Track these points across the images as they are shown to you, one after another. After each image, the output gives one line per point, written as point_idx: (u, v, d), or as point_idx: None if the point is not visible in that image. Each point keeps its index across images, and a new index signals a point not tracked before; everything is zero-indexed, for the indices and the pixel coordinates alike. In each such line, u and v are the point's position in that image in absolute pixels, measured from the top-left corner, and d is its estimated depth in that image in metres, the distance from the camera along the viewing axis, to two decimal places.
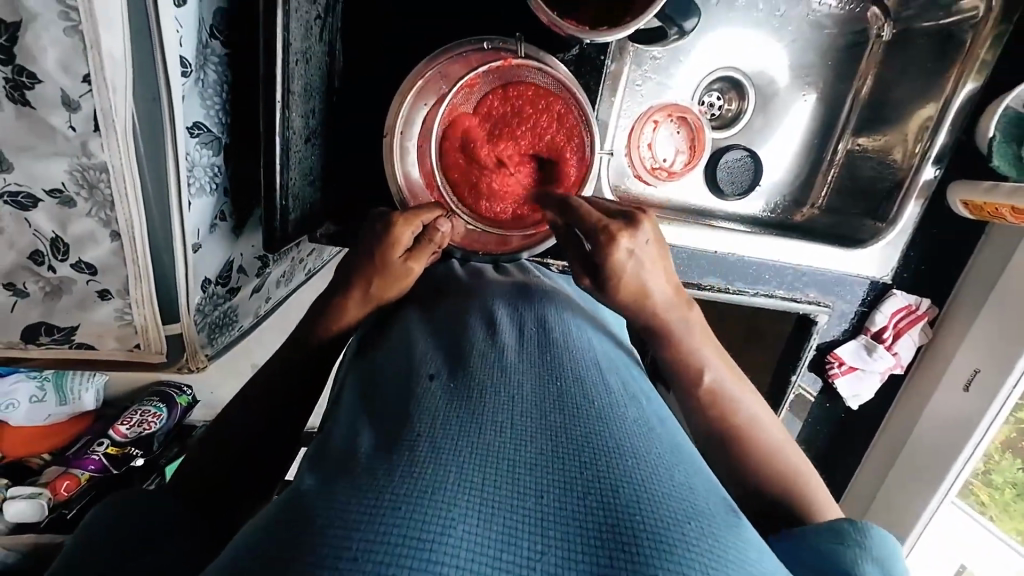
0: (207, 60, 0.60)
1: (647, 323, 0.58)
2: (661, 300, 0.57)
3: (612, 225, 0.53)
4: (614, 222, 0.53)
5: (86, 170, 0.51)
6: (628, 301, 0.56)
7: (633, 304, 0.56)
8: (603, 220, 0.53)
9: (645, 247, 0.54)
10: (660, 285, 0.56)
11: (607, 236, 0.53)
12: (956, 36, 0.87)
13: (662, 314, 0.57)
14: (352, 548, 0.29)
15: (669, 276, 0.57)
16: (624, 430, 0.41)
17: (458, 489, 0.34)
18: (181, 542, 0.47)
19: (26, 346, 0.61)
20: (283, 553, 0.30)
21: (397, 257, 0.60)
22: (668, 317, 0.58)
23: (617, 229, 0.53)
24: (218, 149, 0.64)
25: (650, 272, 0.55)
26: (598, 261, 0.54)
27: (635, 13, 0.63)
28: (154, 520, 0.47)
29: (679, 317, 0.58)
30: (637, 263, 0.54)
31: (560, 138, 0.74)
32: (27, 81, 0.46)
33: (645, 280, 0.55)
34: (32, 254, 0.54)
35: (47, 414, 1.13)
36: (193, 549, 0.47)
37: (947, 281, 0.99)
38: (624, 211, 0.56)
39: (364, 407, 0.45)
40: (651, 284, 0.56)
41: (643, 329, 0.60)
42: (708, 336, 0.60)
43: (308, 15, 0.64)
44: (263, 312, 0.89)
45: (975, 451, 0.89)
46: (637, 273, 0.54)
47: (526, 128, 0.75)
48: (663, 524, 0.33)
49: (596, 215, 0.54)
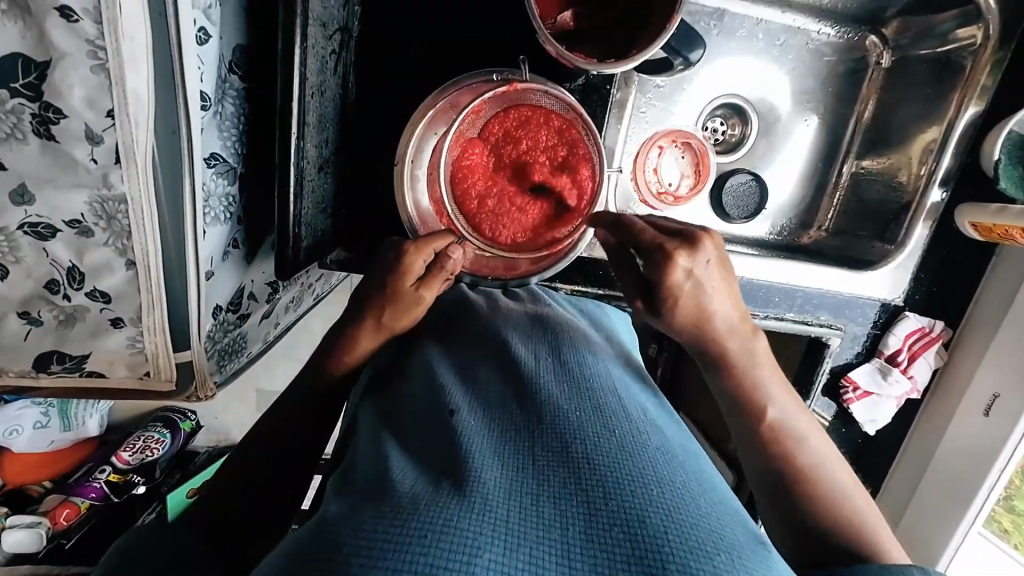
0: (225, 93, 0.62)
1: (702, 342, 0.57)
2: (722, 321, 0.56)
3: (669, 244, 0.54)
4: (671, 241, 0.54)
5: (106, 202, 0.52)
6: (687, 321, 0.56)
7: (695, 323, 0.56)
8: (661, 239, 0.54)
9: (707, 269, 0.54)
10: (723, 303, 0.56)
11: (663, 255, 0.53)
12: (955, 62, 0.89)
13: (723, 336, 0.57)
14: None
15: (732, 298, 0.56)
16: (647, 457, 0.40)
17: (482, 518, 0.33)
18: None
19: (37, 375, 0.61)
20: None
21: (409, 285, 0.59)
22: (726, 340, 0.57)
23: (674, 248, 0.53)
24: (233, 179, 0.65)
25: (716, 289, 0.55)
26: (655, 279, 0.54)
27: (642, 45, 0.64)
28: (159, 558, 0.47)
29: (741, 343, 0.58)
30: (695, 282, 0.54)
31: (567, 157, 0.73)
32: (52, 116, 0.47)
33: (710, 301, 0.55)
34: (48, 283, 0.55)
35: (51, 441, 1.12)
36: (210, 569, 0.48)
37: (960, 302, 0.98)
38: (685, 231, 0.55)
39: (386, 438, 0.45)
40: (713, 304, 0.55)
41: (704, 360, 0.59)
42: (774, 367, 0.59)
43: (323, 51, 0.66)
44: (272, 337, 0.89)
45: (1000, 478, 0.86)
46: (699, 292, 0.54)
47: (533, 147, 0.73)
48: (692, 556, 0.32)
49: (654, 234, 0.55)
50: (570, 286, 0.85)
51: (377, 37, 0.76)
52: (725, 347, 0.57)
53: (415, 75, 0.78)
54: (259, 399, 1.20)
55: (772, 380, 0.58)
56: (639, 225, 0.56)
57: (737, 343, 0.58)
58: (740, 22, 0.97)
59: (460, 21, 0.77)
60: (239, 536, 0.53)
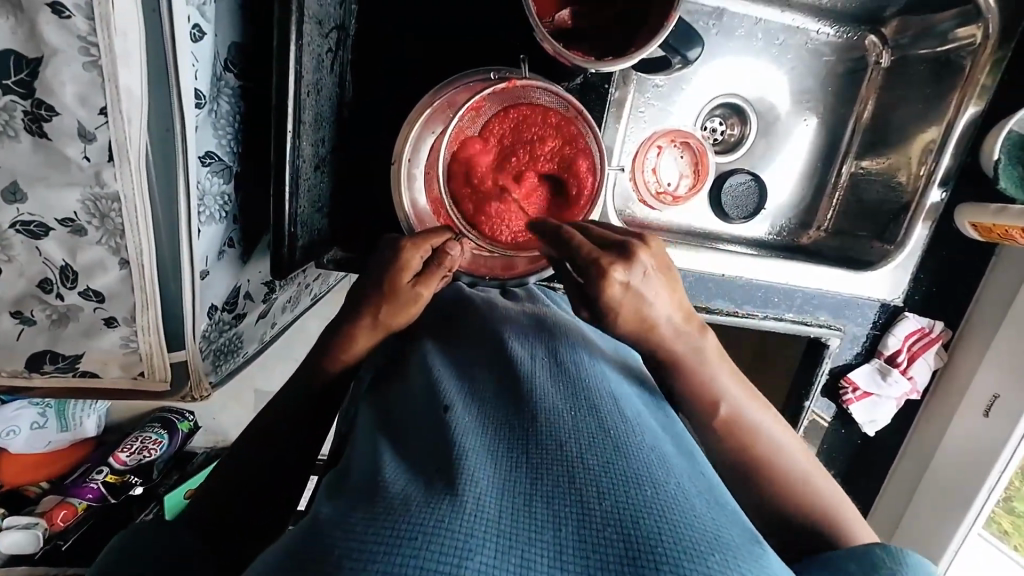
0: (221, 92, 0.61)
1: (652, 348, 0.54)
2: (666, 329, 0.53)
3: (603, 258, 0.49)
4: (606, 254, 0.50)
5: (99, 200, 0.51)
6: (633, 332, 0.52)
7: (639, 332, 0.53)
8: (595, 253, 0.50)
9: (646, 276, 0.50)
10: (665, 310, 0.52)
11: (597, 271, 0.49)
12: (954, 62, 0.88)
13: (670, 342, 0.54)
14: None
15: (675, 301, 0.53)
16: (642, 457, 0.40)
17: (474, 519, 0.33)
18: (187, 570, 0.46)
19: (30, 375, 0.60)
20: None
21: (406, 282, 0.59)
22: (675, 348, 0.54)
23: (607, 262, 0.49)
24: (228, 177, 0.65)
25: (659, 295, 0.51)
26: (593, 296, 0.50)
27: (640, 43, 0.64)
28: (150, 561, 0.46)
29: (688, 346, 0.55)
30: (635, 295, 0.50)
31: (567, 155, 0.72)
32: (44, 113, 0.46)
33: (653, 309, 0.51)
34: (41, 282, 0.54)
35: (48, 441, 1.12)
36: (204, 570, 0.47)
37: (959, 302, 0.98)
38: (619, 241, 0.51)
39: (381, 439, 0.45)
40: (657, 309, 0.52)
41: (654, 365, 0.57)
42: (722, 357, 0.57)
43: (320, 49, 0.65)
44: (269, 338, 0.89)
45: (999, 480, 0.86)
46: (641, 302, 0.51)
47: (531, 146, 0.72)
48: (687, 557, 0.31)
49: (588, 245, 0.50)
50: (568, 286, 0.84)
51: (375, 35, 0.76)
52: (674, 351, 0.54)
53: (412, 74, 0.77)
54: (256, 399, 1.20)
55: (725, 376, 0.56)
56: (572, 236, 0.51)
57: (684, 346, 0.55)
58: (739, 22, 0.97)
59: (457, 20, 0.76)
60: (234, 537, 0.53)
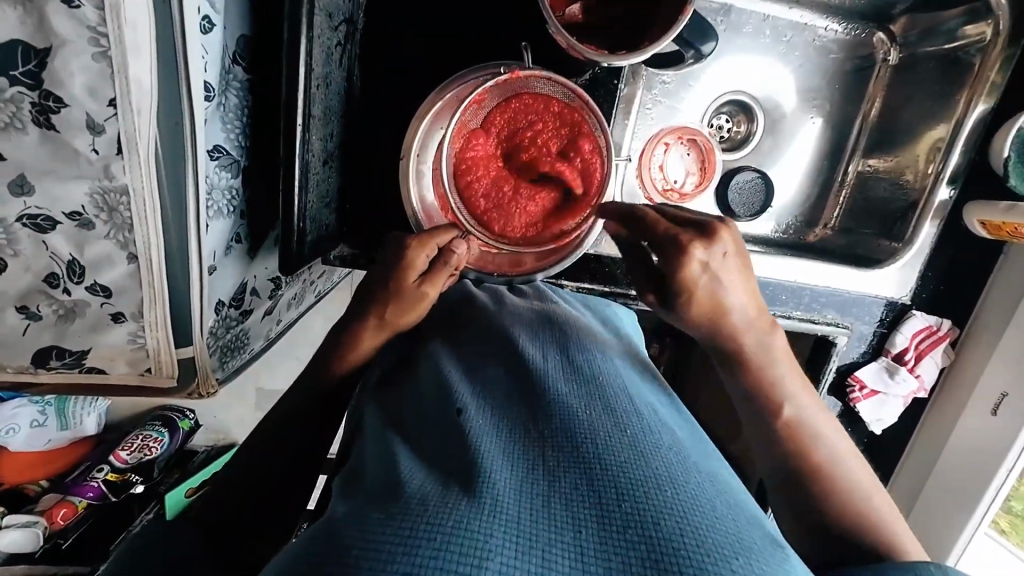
0: (229, 85, 0.60)
1: (717, 336, 0.56)
2: (739, 314, 0.54)
3: (684, 235, 0.51)
4: (685, 232, 0.52)
5: (107, 193, 0.50)
6: (704, 315, 0.54)
7: (711, 319, 0.54)
8: (675, 231, 0.52)
9: (728, 262, 0.52)
10: (739, 294, 0.53)
11: (677, 247, 0.51)
12: (964, 60, 0.88)
13: (739, 329, 0.55)
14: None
15: (752, 293, 0.55)
16: (660, 457, 0.39)
17: (493, 520, 0.33)
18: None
19: (35, 371, 0.59)
20: None
21: (412, 281, 0.58)
22: (744, 335, 0.56)
23: (688, 241, 0.51)
24: (236, 172, 0.64)
25: (737, 285, 0.53)
26: (669, 272, 0.52)
27: (652, 38, 0.63)
28: (158, 560, 0.45)
29: (758, 335, 0.56)
30: (711, 274, 0.52)
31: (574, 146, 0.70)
32: (53, 105, 0.46)
33: (729, 297, 0.53)
34: (48, 276, 0.54)
35: (48, 439, 1.11)
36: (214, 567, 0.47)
37: (967, 300, 0.98)
38: (698, 226, 0.53)
39: (395, 439, 0.44)
40: (731, 298, 0.53)
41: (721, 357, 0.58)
42: (788, 356, 0.58)
43: (329, 42, 0.65)
44: (274, 334, 0.88)
45: (1006, 480, 0.85)
46: (718, 286, 0.52)
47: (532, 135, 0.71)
48: (709, 559, 0.31)
49: (668, 224, 0.53)
50: (577, 283, 0.84)
51: (382, 30, 0.75)
52: (742, 342, 0.56)
53: (420, 68, 0.76)
54: (259, 398, 1.19)
55: (786, 372, 0.57)
56: (649, 216, 0.54)
57: (754, 342, 0.56)
58: (746, 18, 0.96)
59: (466, 14, 0.76)
60: (235, 534, 0.52)
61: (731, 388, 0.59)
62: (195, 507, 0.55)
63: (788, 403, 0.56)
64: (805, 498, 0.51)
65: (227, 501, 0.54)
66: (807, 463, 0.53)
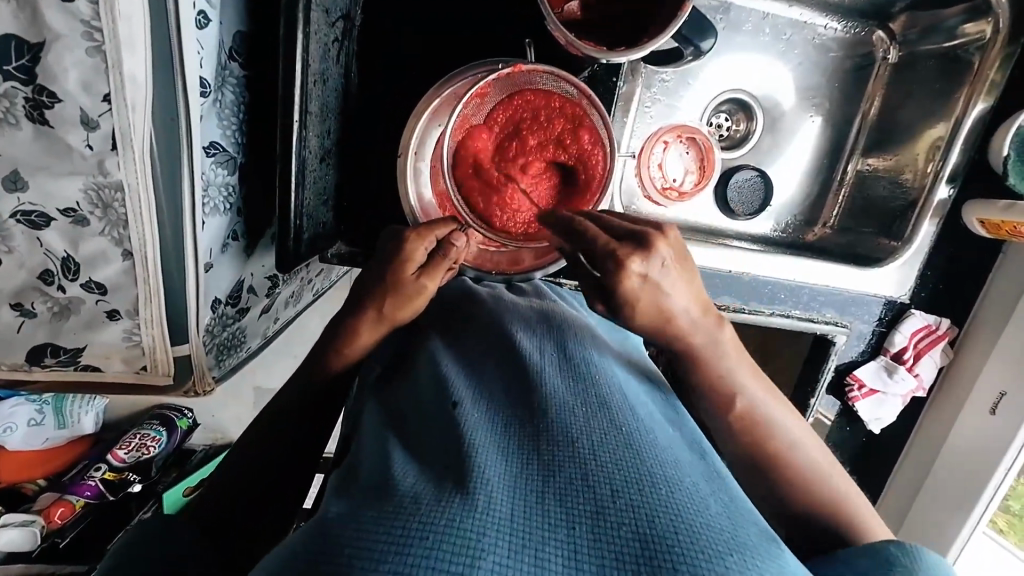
0: (225, 81, 0.60)
1: (666, 338, 0.54)
2: (684, 320, 0.52)
3: (620, 249, 0.48)
4: (623, 245, 0.48)
5: (102, 189, 0.50)
6: (648, 325, 0.51)
7: (656, 326, 0.52)
8: (612, 244, 0.48)
9: (669, 269, 0.49)
10: (683, 302, 0.51)
11: (614, 262, 0.47)
12: (963, 58, 0.88)
13: (687, 334, 0.53)
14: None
15: (696, 294, 0.52)
16: (655, 455, 0.39)
17: (486, 517, 0.32)
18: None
19: (30, 369, 0.59)
20: None
21: (410, 274, 0.58)
22: (692, 338, 0.54)
23: (626, 254, 0.48)
24: (232, 168, 0.64)
25: (681, 289, 0.51)
26: (609, 288, 0.49)
27: (652, 34, 0.63)
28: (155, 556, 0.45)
29: (706, 336, 0.54)
30: (653, 287, 0.49)
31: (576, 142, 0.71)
32: (47, 100, 0.45)
33: (672, 303, 0.50)
34: (42, 273, 0.53)
35: (45, 438, 1.10)
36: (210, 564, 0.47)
37: (966, 299, 0.98)
38: (635, 234, 0.49)
39: (390, 437, 0.44)
40: (675, 304, 0.51)
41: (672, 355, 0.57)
42: (739, 352, 0.57)
43: (326, 38, 0.64)
44: (271, 333, 0.88)
45: (1005, 479, 0.85)
46: (660, 295, 0.49)
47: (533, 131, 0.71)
48: (704, 557, 0.31)
49: (604, 237, 0.49)
50: (576, 281, 0.84)
51: (380, 26, 0.75)
52: (692, 342, 0.54)
53: (419, 65, 0.76)
54: (256, 396, 1.19)
55: (740, 366, 0.56)
56: (589, 227, 0.50)
57: (703, 339, 0.54)
58: (746, 17, 0.96)
59: (464, 11, 0.75)
60: (234, 530, 0.52)
61: (684, 384, 0.58)
62: (193, 504, 0.54)
63: (780, 403, 0.57)
64: (802, 495, 0.51)
65: (228, 497, 0.54)
66: (805, 460, 0.52)
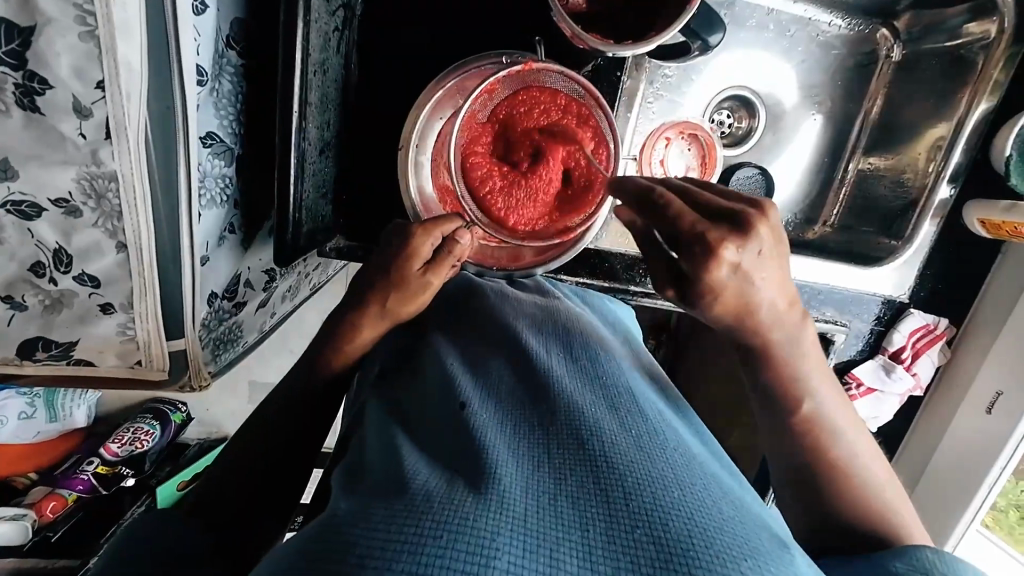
0: (222, 70, 0.58)
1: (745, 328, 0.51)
2: (766, 316, 0.50)
3: (715, 232, 0.45)
4: (717, 228, 0.45)
5: (95, 179, 0.49)
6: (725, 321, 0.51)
7: (738, 312, 0.50)
8: (703, 228, 0.45)
9: (771, 253, 0.47)
10: (769, 292, 0.49)
11: (708, 248, 0.45)
12: (967, 57, 0.87)
13: (766, 326, 0.51)
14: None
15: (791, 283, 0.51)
16: (666, 458, 0.38)
17: (500, 518, 0.32)
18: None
19: (21, 363, 0.58)
20: None
21: (415, 270, 0.57)
22: (772, 336, 0.52)
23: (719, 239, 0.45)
24: (230, 160, 0.62)
25: (779, 277, 0.49)
26: (694, 276, 0.47)
27: (659, 27, 0.62)
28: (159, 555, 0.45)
29: (788, 332, 0.52)
30: (742, 276, 0.47)
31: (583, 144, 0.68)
32: (38, 86, 0.44)
33: (772, 290, 0.49)
34: (33, 266, 0.52)
35: (37, 431, 1.08)
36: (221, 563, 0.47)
37: (965, 299, 0.98)
38: (737, 215, 0.46)
39: (397, 434, 0.43)
40: (759, 296, 0.49)
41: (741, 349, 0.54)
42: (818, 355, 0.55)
43: (327, 27, 0.63)
44: (268, 327, 0.86)
45: (1001, 477, 0.85)
46: (763, 281, 0.48)
47: (537, 126, 0.67)
48: (718, 560, 0.30)
49: (693, 217, 0.46)
50: (577, 277, 0.83)
51: (382, 16, 0.73)
52: (768, 335, 0.52)
53: (421, 58, 0.75)
54: (252, 390, 1.17)
55: (813, 370, 0.54)
56: (673, 203, 0.47)
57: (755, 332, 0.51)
58: (750, 13, 0.95)
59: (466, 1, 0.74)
60: (227, 516, 0.51)
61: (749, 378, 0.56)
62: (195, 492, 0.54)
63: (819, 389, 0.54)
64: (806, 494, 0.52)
65: (226, 485, 0.53)
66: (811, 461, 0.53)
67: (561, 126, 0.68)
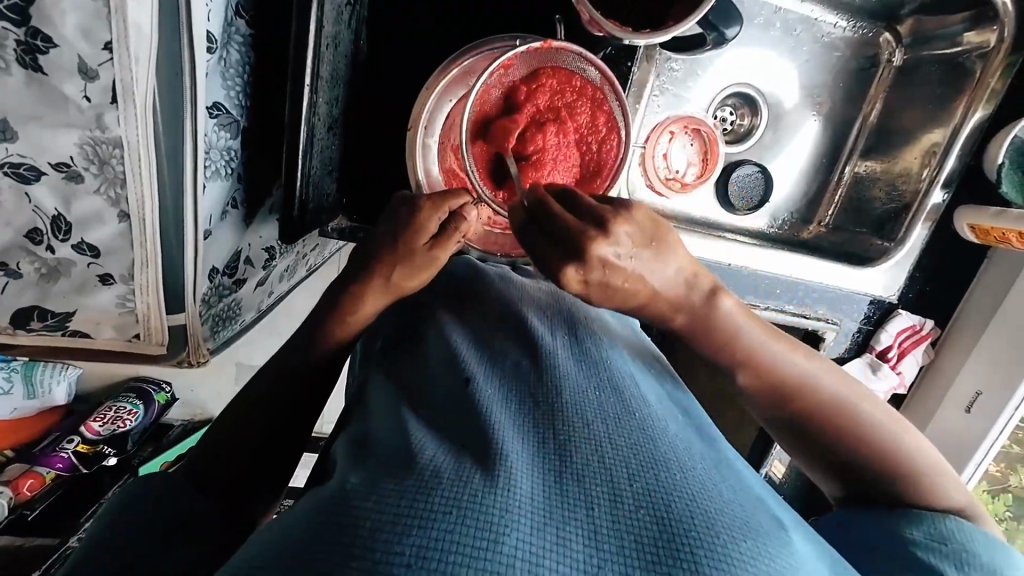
0: (231, 39, 0.57)
1: (655, 314, 0.52)
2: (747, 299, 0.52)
3: (557, 259, 0.45)
4: (556, 255, 0.45)
5: (99, 144, 0.47)
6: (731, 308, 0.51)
7: (636, 306, 0.50)
8: (549, 251, 0.45)
9: (629, 250, 0.46)
10: (659, 280, 0.48)
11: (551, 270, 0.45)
12: (965, 66, 0.90)
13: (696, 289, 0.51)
14: (405, 553, 0.28)
15: (674, 264, 0.49)
16: (668, 442, 0.39)
17: (508, 495, 0.32)
18: (170, 561, 0.44)
19: (15, 332, 0.56)
20: (324, 552, 0.29)
21: (422, 244, 0.56)
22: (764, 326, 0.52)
23: (560, 265, 0.44)
24: (236, 132, 0.61)
25: (652, 265, 0.47)
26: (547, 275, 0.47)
27: (678, 17, 0.63)
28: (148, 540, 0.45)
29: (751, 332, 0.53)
30: (600, 286, 0.46)
31: (596, 127, 0.68)
32: (41, 45, 0.42)
33: (647, 283, 0.48)
34: (30, 232, 0.50)
35: (14, 408, 1.04)
36: (220, 543, 0.47)
37: (951, 301, 1.01)
38: (576, 230, 0.44)
39: (403, 411, 0.43)
40: (650, 286, 0.48)
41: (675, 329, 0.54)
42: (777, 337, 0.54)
43: (340, 1, 0.61)
44: (266, 307, 0.85)
45: (975, 471, 0.92)
46: (631, 278, 0.47)
47: (551, 105, 0.67)
48: (720, 541, 0.31)
49: (543, 245, 0.45)
50: None
51: None
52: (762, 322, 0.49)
53: (432, 40, 0.74)
54: (240, 372, 1.16)
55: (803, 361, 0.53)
56: (529, 231, 0.46)
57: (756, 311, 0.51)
58: (760, 9, 0.94)
59: None
60: (221, 478, 0.51)
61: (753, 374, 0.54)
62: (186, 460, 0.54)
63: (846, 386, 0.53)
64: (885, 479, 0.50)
65: (217, 456, 0.53)
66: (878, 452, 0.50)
67: (574, 108, 0.67)
